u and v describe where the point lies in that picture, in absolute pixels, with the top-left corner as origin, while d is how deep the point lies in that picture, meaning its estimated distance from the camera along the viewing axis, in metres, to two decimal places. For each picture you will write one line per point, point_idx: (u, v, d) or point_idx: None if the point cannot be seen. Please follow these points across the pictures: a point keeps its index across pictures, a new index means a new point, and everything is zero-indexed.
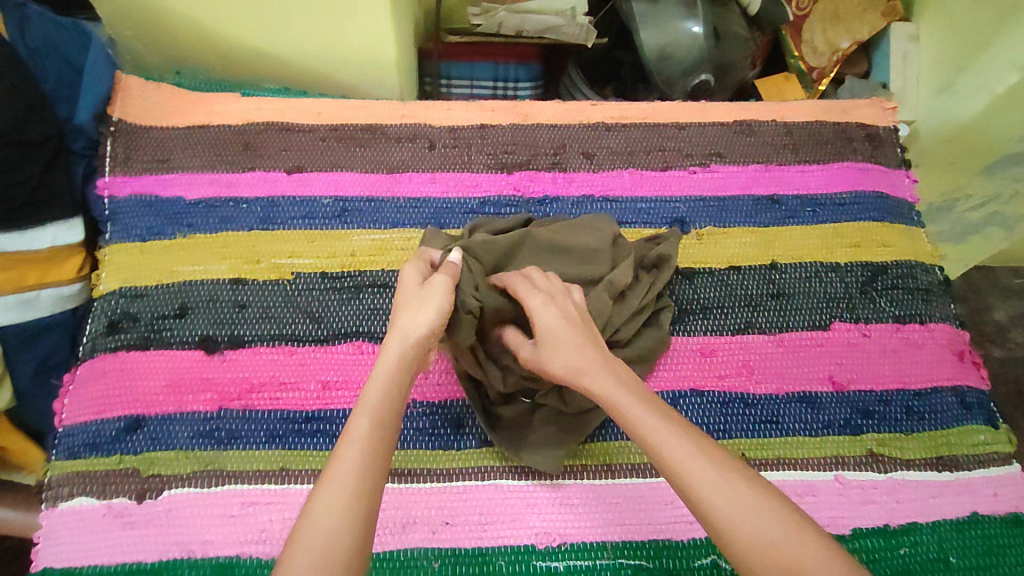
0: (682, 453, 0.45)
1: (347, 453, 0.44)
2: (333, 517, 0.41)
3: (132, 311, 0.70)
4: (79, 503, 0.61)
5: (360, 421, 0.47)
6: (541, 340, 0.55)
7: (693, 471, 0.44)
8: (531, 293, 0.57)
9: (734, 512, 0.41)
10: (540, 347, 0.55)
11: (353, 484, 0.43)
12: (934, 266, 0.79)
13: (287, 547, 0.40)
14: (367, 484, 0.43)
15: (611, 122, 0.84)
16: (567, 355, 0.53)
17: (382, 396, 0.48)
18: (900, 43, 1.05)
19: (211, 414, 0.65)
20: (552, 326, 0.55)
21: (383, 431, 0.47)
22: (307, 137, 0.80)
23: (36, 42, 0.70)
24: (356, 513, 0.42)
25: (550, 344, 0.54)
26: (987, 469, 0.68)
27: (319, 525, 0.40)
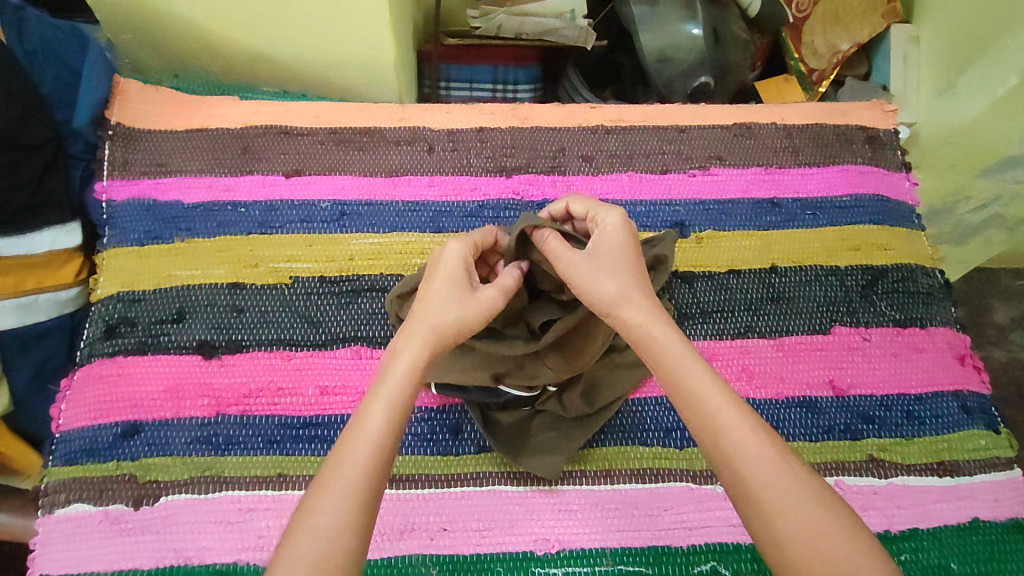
0: (735, 430, 0.44)
1: (354, 445, 0.43)
2: (335, 523, 0.40)
3: (129, 315, 0.70)
4: (75, 509, 0.61)
5: (372, 412, 0.45)
6: (600, 257, 0.54)
7: (745, 453, 0.43)
8: (602, 214, 0.57)
9: (783, 501, 0.41)
10: (597, 270, 0.52)
11: (355, 485, 0.42)
12: (934, 269, 0.79)
13: (285, 543, 0.40)
14: (371, 486, 0.42)
15: (610, 125, 0.84)
16: (623, 284, 0.51)
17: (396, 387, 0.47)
18: (900, 45, 1.05)
19: (208, 419, 0.65)
20: (612, 246, 0.54)
21: (396, 427, 0.45)
22: (305, 141, 0.80)
23: (34, 44, 0.71)
24: (357, 517, 0.41)
25: (608, 268, 0.53)
26: (988, 473, 0.68)
27: (319, 527, 0.40)
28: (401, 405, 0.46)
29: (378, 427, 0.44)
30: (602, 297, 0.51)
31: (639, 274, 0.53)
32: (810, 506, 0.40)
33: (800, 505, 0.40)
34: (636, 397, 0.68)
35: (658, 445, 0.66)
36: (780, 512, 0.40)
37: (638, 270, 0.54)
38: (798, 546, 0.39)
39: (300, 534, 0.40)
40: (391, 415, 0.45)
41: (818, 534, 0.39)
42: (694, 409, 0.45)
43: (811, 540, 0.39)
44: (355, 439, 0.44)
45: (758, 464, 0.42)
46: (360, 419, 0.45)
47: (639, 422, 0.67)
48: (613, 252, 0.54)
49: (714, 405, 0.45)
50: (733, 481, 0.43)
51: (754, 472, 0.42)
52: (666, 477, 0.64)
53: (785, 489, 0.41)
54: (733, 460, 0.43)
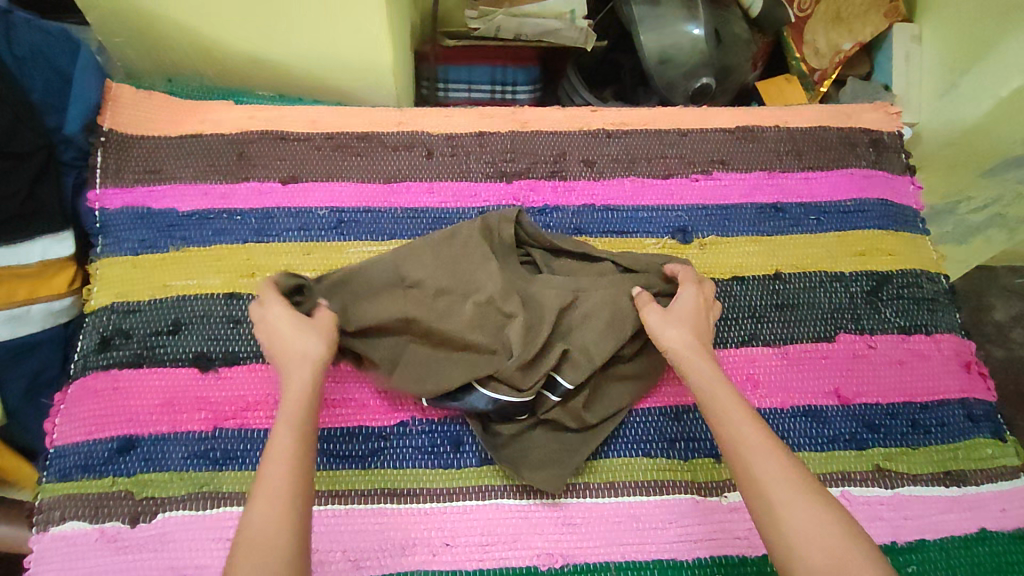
0: (754, 438, 0.50)
1: (273, 461, 0.48)
2: (274, 526, 0.44)
3: (123, 327, 0.69)
4: (71, 526, 0.60)
5: (280, 430, 0.50)
6: (672, 313, 0.61)
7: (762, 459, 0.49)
8: (686, 282, 0.64)
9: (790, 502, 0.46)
10: (668, 322, 0.60)
11: (284, 491, 0.46)
12: (939, 275, 0.78)
13: (233, 555, 0.43)
14: (298, 489, 0.47)
15: (611, 129, 0.83)
16: (687, 338, 0.59)
17: (299, 406, 0.52)
18: (903, 43, 1.03)
19: (206, 433, 0.64)
20: (687, 310, 0.61)
21: (305, 436, 0.50)
22: (302, 146, 0.78)
23: (23, 51, 0.69)
24: (291, 516, 0.45)
25: (677, 322, 0.60)
26: (994, 483, 0.67)
27: (259, 534, 0.44)
28: (302, 418, 0.51)
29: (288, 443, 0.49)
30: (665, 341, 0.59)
31: (701, 332, 0.60)
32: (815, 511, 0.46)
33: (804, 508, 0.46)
34: (639, 408, 0.67)
35: (662, 457, 0.65)
36: (785, 509, 0.46)
37: (704, 330, 0.61)
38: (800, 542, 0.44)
39: (244, 541, 0.44)
40: (297, 429, 0.50)
41: (822, 534, 0.44)
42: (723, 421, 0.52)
43: (814, 537, 0.44)
44: (271, 456, 0.48)
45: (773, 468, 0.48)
46: (271, 439, 0.50)
47: (642, 434, 0.66)
48: (687, 315, 0.61)
49: (736, 419, 0.52)
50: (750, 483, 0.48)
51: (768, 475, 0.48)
52: (671, 489, 0.63)
53: (792, 492, 0.47)
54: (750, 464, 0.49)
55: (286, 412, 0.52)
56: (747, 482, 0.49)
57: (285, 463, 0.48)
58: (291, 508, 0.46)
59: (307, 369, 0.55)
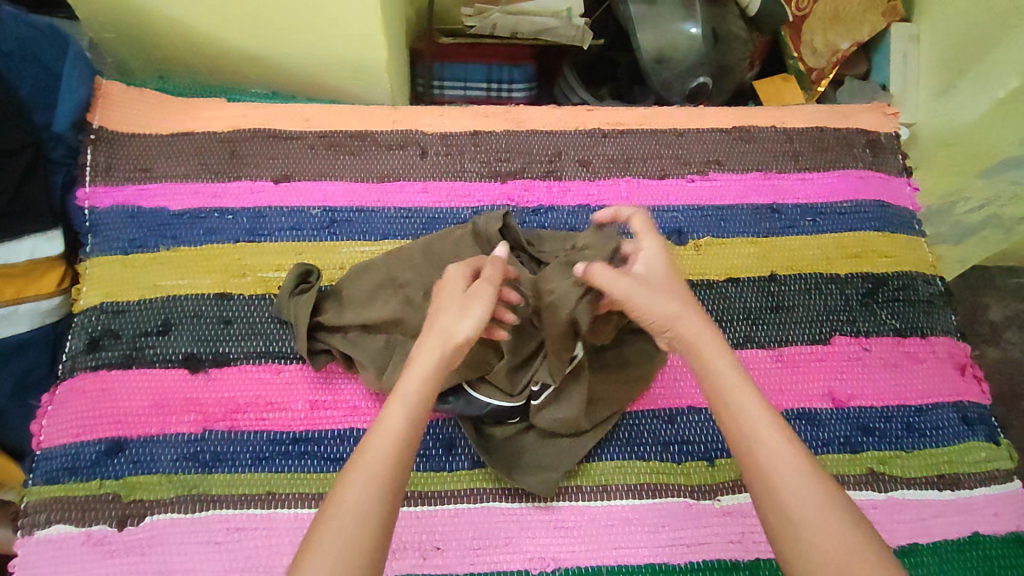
0: (782, 453, 0.46)
1: (378, 440, 0.45)
2: (357, 515, 0.42)
3: (112, 327, 0.68)
4: (58, 530, 0.59)
5: (395, 407, 0.47)
6: (646, 280, 0.55)
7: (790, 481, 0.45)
8: (644, 238, 0.57)
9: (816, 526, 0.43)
10: (647, 292, 0.54)
11: (382, 478, 0.44)
12: (935, 277, 0.78)
13: (313, 529, 0.42)
14: (393, 479, 0.44)
15: (606, 129, 0.82)
16: (673, 307, 0.53)
17: (420, 381, 0.48)
18: (900, 44, 1.03)
19: (195, 435, 0.63)
20: (657, 271, 0.56)
21: (417, 420, 0.47)
22: (294, 145, 0.78)
23: (12, 46, 0.69)
24: (381, 511, 0.43)
25: (655, 291, 0.54)
26: (988, 487, 0.67)
27: (345, 519, 0.42)
28: (419, 397, 0.48)
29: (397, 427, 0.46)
30: (652, 319, 0.54)
31: (681, 292, 0.55)
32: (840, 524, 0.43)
33: (826, 514, 0.43)
34: (633, 410, 0.66)
35: (655, 459, 0.64)
36: (805, 522, 0.43)
37: (681, 290, 0.55)
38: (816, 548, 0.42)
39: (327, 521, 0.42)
40: (410, 410, 0.47)
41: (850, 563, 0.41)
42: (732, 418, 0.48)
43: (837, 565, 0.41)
44: (377, 433, 0.46)
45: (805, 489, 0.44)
46: (382, 415, 0.47)
47: (635, 436, 0.65)
48: (659, 278, 0.55)
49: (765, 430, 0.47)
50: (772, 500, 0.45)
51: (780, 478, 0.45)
52: (664, 493, 0.63)
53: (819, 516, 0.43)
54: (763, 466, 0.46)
55: (406, 386, 0.48)
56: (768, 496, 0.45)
57: (385, 445, 0.45)
58: (384, 501, 0.43)
59: (434, 348, 0.50)
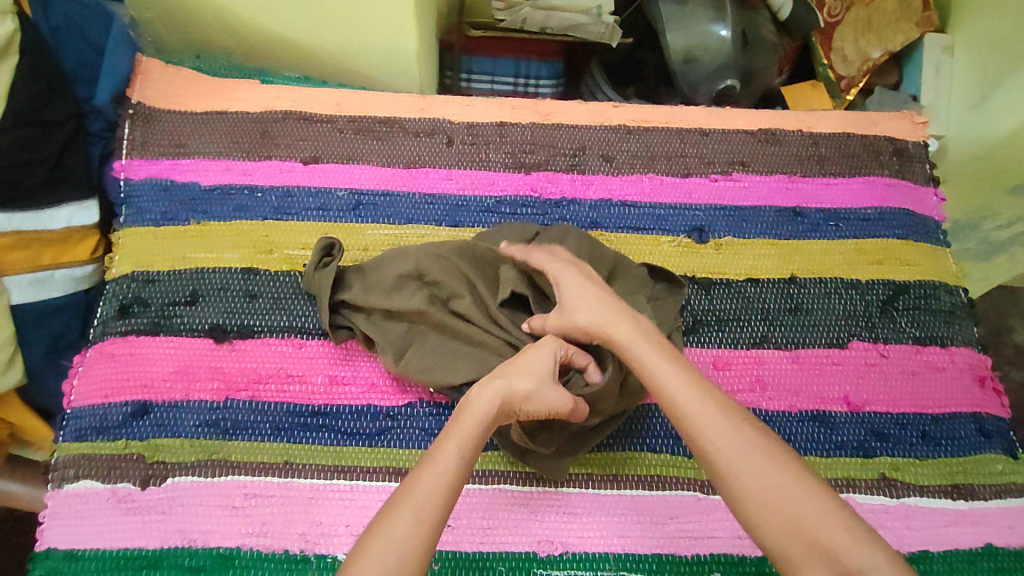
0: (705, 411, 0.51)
1: (426, 471, 0.48)
2: (408, 534, 0.44)
3: (143, 295, 0.70)
4: (83, 485, 0.62)
5: (447, 446, 0.50)
6: (565, 297, 0.61)
7: (717, 433, 0.50)
8: (554, 264, 0.63)
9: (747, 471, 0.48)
10: (572, 309, 0.60)
11: (431, 503, 0.46)
12: (958, 287, 0.77)
13: (360, 550, 0.44)
14: (441, 509, 0.47)
15: (632, 125, 0.83)
16: (604, 317, 0.59)
17: (468, 426, 0.52)
18: (933, 55, 1.02)
19: (217, 403, 0.65)
20: (575, 290, 0.61)
21: (467, 459, 0.50)
22: (325, 128, 0.79)
23: (58, 20, 0.71)
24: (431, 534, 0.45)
25: (583, 306, 0.60)
26: (1003, 499, 0.66)
27: (396, 539, 0.44)
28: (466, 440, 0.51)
29: (450, 465, 0.49)
30: (583, 326, 0.59)
31: (611, 305, 0.60)
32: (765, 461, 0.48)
33: (753, 457, 0.49)
34: (646, 403, 0.67)
35: (667, 452, 0.65)
36: (738, 466, 0.48)
37: (603, 297, 0.61)
38: (783, 532, 0.46)
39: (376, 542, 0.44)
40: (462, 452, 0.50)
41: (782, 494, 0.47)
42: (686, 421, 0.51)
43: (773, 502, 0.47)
44: (427, 468, 0.48)
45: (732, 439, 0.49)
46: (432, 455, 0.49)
47: (647, 428, 0.66)
48: (578, 293, 0.61)
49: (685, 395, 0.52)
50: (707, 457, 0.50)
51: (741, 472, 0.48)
52: (674, 485, 0.63)
53: (749, 461, 0.48)
54: (723, 459, 0.49)
55: (453, 429, 0.51)
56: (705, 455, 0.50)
57: (436, 479, 0.48)
58: (433, 527, 0.46)
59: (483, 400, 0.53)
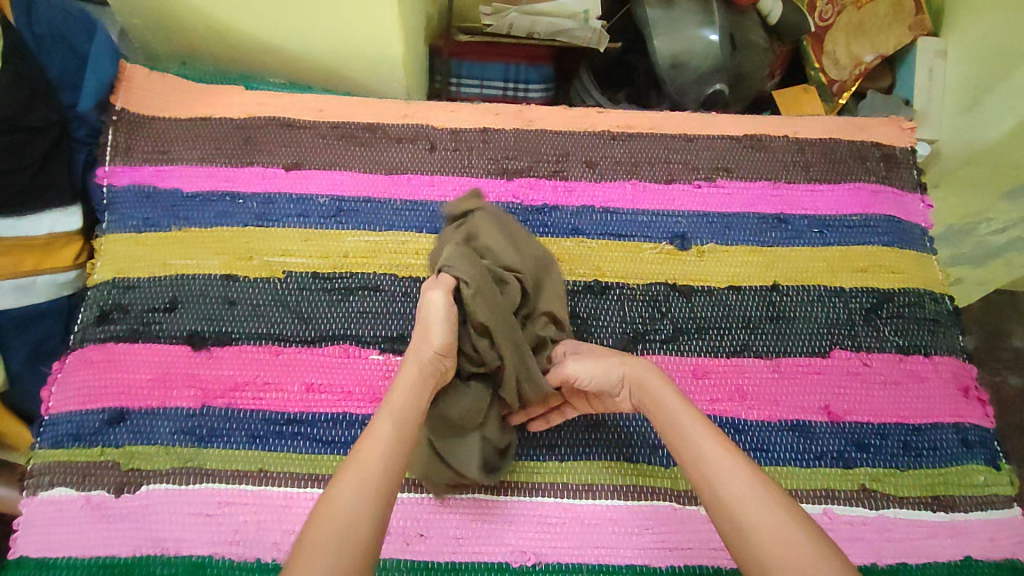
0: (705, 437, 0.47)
1: (368, 449, 0.44)
2: (351, 514, 0.40)
3: (122, 302, 0.70)
4: (59, 492, 0.62)
5: (384, 423, 0.46)
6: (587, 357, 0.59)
7: (713, 462, 0.45)
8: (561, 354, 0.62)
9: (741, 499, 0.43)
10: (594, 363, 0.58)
11: (374, 483, 0.42)
12: (944, 296, 0.76)
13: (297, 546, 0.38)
14: (385, 491, 0.43)
15: (616, 131, 0.83)
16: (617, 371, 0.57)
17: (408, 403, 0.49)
18: (926, 59, 1.00)
19: (193, 410, 0.65)
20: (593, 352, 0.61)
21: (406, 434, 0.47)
22: (307, 134, 0.79)
23: (43, 29, 0.72)
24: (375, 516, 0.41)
25: (600, 360, 0.58)
26: (984, 511, 0.66)
27: (339, 519, 0.39)
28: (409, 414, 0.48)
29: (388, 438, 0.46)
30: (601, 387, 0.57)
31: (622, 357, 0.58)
32: (760, 493, 0.43)
33: (750, 486, 0.43)
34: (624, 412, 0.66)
35: (643, 462, 0.64)
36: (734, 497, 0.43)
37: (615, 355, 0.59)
38: (770, 556, 0.39)
39: (317, 526, 0.39)
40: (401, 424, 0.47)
41: (774, 530, 0.40)
42: (682, 445, 0.48)
43: (765, 532, 0.40)
44: (368, 446, 0.45)
45: (726, 466, 0.45)
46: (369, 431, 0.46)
47: (625, 438, 0.65)
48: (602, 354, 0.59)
49: (687, 421, 0.49)
50: (706, 487, 0.45)
51: (733, 492, 0.43)
52: (649, 495, 0.63)
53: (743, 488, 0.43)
54: (717, 484, 0.44)
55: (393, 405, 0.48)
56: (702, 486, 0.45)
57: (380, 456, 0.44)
58: (374, 508, 0.41)
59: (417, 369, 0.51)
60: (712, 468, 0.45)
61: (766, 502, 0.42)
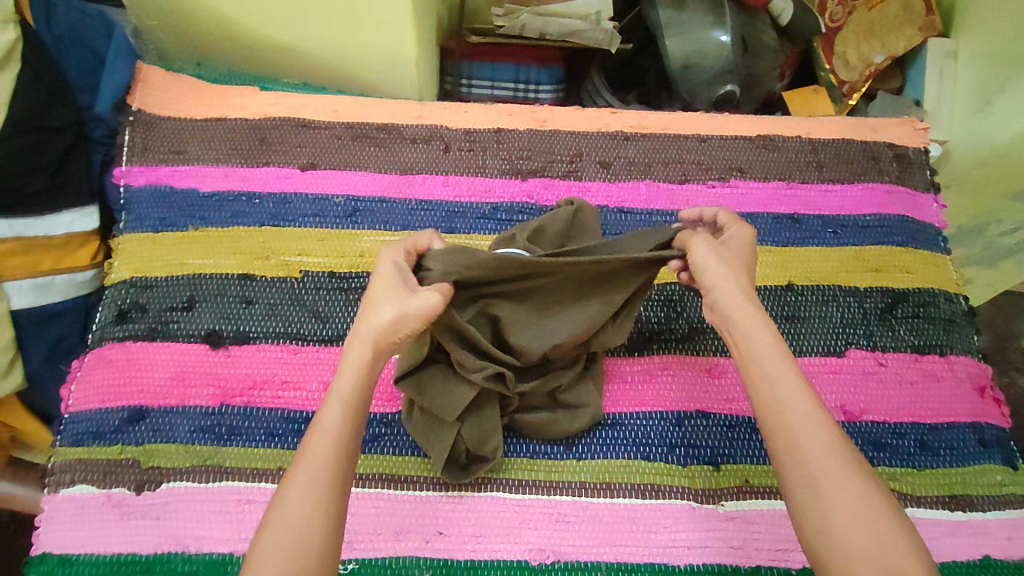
0: (794, 401, 0.46)
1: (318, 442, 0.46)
2: (306, 517, 0.43)
3: (140, 301, 0.71)
4: (80, 490, 0.62)
5: (332, 408, 0.48)
6: (722, 251, 0.55)
7: (802, 430, 0.45)
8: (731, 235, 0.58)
9: (828, 473, 0.43)
10: (719, 258, 0.54)
11: (324, 477, 0.44)
12: (958, 295, 0.76)
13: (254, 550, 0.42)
14: (337, 481, 0.45)
15: (629, 131, 0.83)
16: (728, 280, 0.53)
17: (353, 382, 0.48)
18: (936, 60, 1.00)
19: (212, 409, 0.66)
20: (734, 254, 0.55)
21: (354, 418, 0.48)
22: (322, 135, 0.80)
23: (60, 30, 0.72)
24: (328, 510, 0.43)
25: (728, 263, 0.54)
26: (1003, 511, 0.66)
27: (291, 525, 0.42)
28: (355, 394, 0.48)
29: (338, 427, 0.47)
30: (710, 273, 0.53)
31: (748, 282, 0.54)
32: (848, 474, 0.43)
33: (839, 466, 0.44)
34: (641, 411, 0.67)
35: (661, 461, 0.64)
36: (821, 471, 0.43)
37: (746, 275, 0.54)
38: (851, 538, 0.41)
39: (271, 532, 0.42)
40: (348, 410, 0.48)
41: (860, 515, 0.42)
42: (771, 402, 0.47)
43: (850, 516, 0.42)
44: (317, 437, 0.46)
45: (814, 436, 0.45)
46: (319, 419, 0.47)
47: (642, 437, 0.65)
48: (736, 260, 0.55)
49: (779, 379, 0.48)
50: (787, 448, 0.45)
51: (820, 464, 0.44)
52: (667, 494, 0.63)
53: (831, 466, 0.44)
54: (802, 451, 0.44)
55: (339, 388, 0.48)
56: (783, 444, 0.46)
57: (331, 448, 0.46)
58: (328, 502, 0.44)
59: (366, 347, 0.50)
60: (799, 435, 0.45)
61: (854, 482, 0.43)
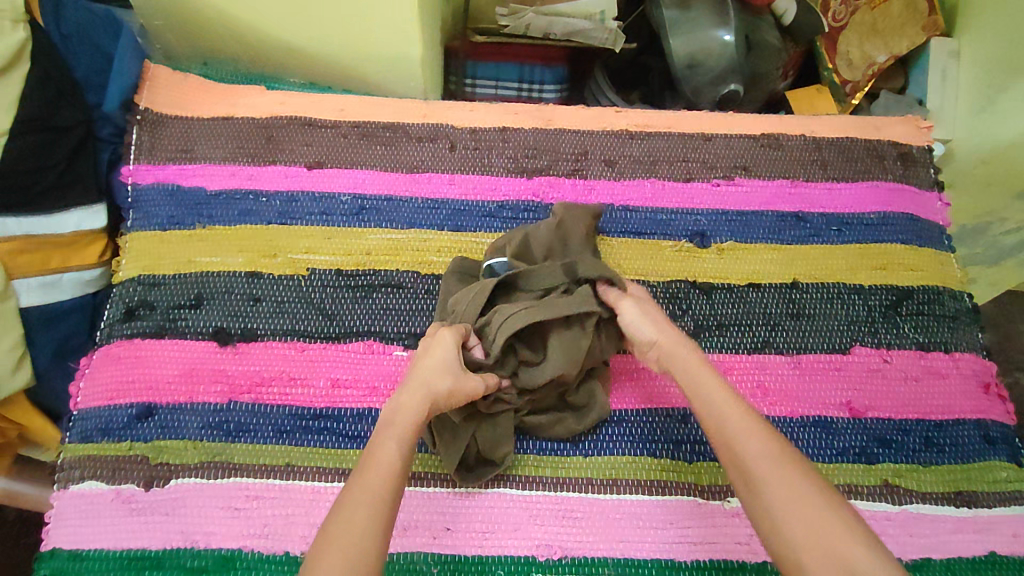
0: (733, 419, 0.51)
1: (372, 468, 0.47)
2: (363, 531, 0.42)
3: (148, 299, 0.71)
4: (89, 486, 0.62)
5: (387, 441, 0.49)
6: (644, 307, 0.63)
7: (743, 440, 0.49)
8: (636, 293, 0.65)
9: (769, 476, 0.46)
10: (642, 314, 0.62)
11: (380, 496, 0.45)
12: (963, 293, 0.77)
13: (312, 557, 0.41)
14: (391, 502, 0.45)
15: (634, 130, 0.83)
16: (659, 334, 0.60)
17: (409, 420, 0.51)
18: (939, 60, 1.01)
19: (221, 406, 0.66)
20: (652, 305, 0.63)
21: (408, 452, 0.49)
22: (329, 133, 0.80)
23: (69, 29, 0.73)
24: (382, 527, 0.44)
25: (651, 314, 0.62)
26: (1008, 507, 0.66)
27: (349, 535, 0.42)
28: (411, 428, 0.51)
29: (392, 456, 0.48)
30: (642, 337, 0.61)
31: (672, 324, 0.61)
32: (788, 473, 0.46)
33: (784, 469, 0.46)
34: (647, 408, 0.67)
35: (667, 458, 0.65)
36: (764, 477, 0.46)
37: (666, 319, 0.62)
38: (797, 534, 0.43)
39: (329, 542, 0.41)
40: (404, 442, 0.49)
41: (804, 511, 0.44)
42: (713, 424, 0.52)
43: (791, 510, 0.44)
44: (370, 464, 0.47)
45: (754, 444, 0.48)
46: (373, 449, 0.48)
47: (648, 433, 0.66)
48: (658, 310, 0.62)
49: (719, 401, 0.52)
50: (733, 463, 0.49)
51: (763, 470, 0.47)
52: (673, 490, 0.63)
53: (773, 471, 0.46)
54: (746, 457, 0.48)
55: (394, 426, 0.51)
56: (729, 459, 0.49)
57: (387, 471, 0.47)
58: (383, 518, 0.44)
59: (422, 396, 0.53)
60: (741, 445, 0.49)
61: (798, 482, 0.46)
